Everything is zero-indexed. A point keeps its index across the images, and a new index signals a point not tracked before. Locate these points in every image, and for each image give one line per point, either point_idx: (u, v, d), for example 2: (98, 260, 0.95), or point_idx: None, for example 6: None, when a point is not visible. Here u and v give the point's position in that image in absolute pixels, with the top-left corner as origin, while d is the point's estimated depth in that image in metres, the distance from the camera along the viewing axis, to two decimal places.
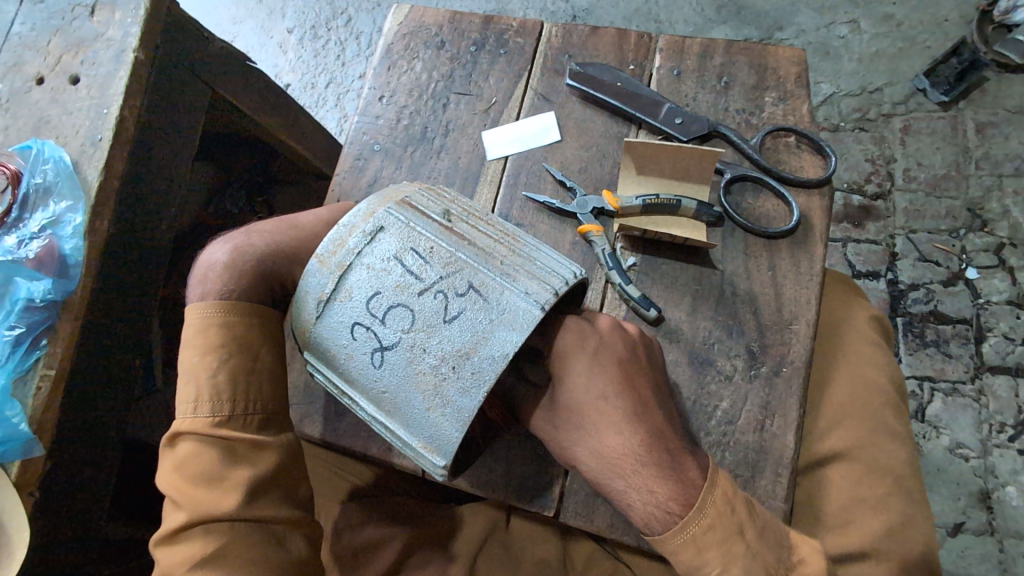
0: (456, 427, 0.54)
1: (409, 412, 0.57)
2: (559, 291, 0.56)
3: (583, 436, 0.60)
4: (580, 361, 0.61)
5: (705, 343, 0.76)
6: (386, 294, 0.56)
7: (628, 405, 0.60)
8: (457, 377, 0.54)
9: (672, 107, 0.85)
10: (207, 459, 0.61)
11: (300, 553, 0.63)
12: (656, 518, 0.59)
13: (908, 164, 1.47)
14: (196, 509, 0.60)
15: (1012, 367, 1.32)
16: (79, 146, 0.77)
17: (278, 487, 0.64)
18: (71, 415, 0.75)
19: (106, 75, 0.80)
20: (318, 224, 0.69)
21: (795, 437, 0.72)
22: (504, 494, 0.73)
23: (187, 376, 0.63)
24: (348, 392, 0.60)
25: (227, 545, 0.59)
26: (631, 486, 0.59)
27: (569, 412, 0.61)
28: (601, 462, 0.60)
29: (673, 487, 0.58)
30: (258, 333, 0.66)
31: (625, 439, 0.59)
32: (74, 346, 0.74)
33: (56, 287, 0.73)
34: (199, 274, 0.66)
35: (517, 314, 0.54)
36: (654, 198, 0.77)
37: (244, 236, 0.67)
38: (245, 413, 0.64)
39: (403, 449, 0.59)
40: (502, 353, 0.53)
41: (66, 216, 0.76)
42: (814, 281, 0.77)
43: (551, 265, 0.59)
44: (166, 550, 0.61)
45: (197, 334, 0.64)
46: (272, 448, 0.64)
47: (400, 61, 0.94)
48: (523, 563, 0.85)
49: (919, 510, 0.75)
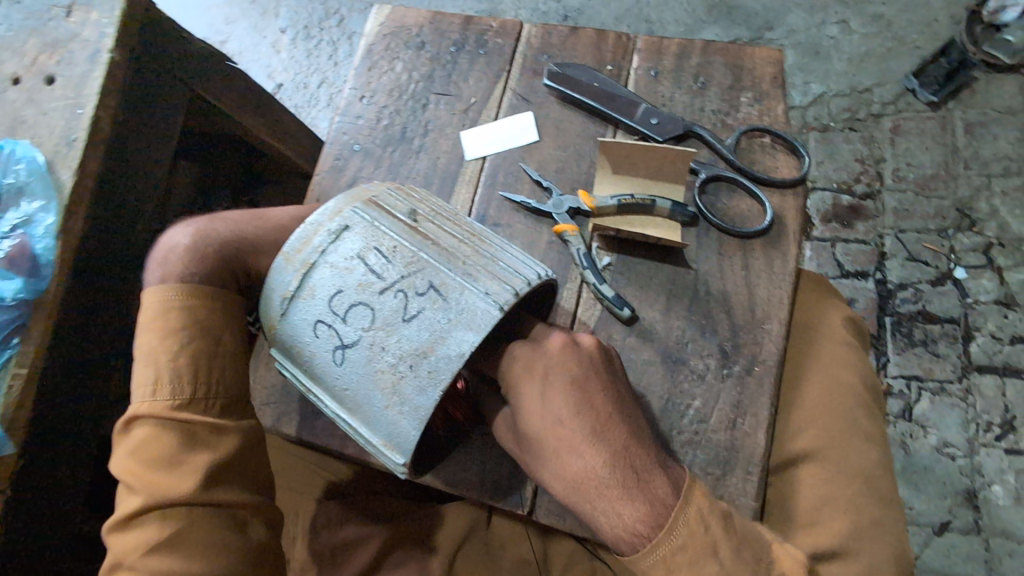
0: (413, 425, 0.55)
1: (369, 410, 0.57)
2: (519, 291, 0.56)
3: (546, 462, 0.59)
4: (529, 387, 0.61)
5: (678, 342, 0.76)
6: (348, 293, 0.57)
7: (585, 425, 0.58)
8: (414, 375, 0.54)
9: (648, 107, 0.86)
10: (168, 442, 0.61)
11: (260, 539, 0.63)
12: (625, 542, 0.57)
13: (897, 164, 1.47)
14: (155, 492, 0.60)
15: (1000, 367, 1.32)
16: (54, 146, 0.78)
17: (240, 471, 0.63)
18: (44, 414, 0.75)
19: (81, 76, 0.80)
20: (285, 219, 0.70)
21: (766, 436, 0.73)
22: (478, 492, 0.73)
23: (147, 358, 0.63)
24: (313, 389, 0.61)
25: (184, 530, 0.59)
26: (597, 509, 0.57)
27: (529, 440, 0.60)
28: (565, 486, 0.58)
29: (640, 508, 0.56)
30: (219, 316, 0.66)
31: (586, 461, 0.57)
32: (47, 346, 0.74)
33: (27, 286, 0.73)
34: (159, 257, 0.66)
35: (475, 314, 0.55)
36: (628, 198, 0.78)
37: (207, 222, 0.68)
38: (206, 397, 0.64)
39: (365, 446, 0.60)
40: (459, 352, 0.54)
41: (38, 215, 0.76)
42: (787, 281, 0.78)
43: (513, 265, 0.59)
44: (119, 536, 0.60)
45: (156, 318, 0.64)
46: (234, 431, 0.64)
47: (380, 62, 0.95)
48: (502, 562, 0.86)
49: (893, 509, 0.75)
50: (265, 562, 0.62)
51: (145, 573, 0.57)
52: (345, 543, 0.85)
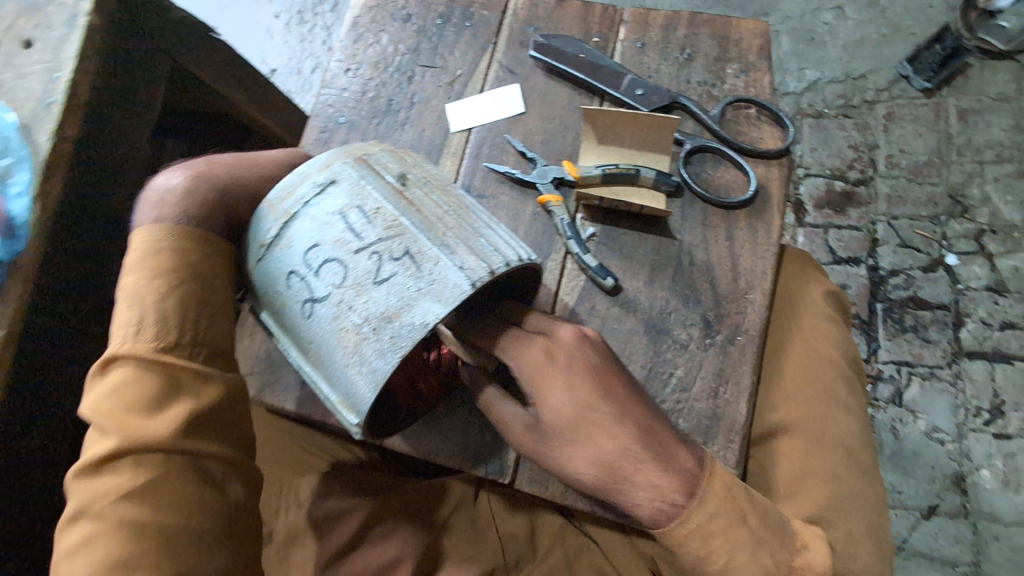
0: (370, 388, 0.55)
1: (331, 366, 0.57)
2: (494, 270, 0.55)
3: (578, 450, 0.59)
4: (552, 379, 0.60)
5: (661, 312, 0.76)
6: (324, 247, 0.57)
7: (612, 408, 0.60)
8: (376, 338, 0.54)
9: (633, 78, 0.85)
10: (148, 385, 0.60)
11: (237, 498, 0.62)
12: (662, 512, 0.58)
13: (891, 150, 1.47)
14: (130, 436, 0.58)
15: (989, 352, 1.33)
16: (31, 109, 0.77)
17: (221, 425, 0.63)
18: (15, 380, 0.75)
19: (59, 40, 0.79)
20: (277, 166, 0.72)
21: (748, 404, 0.73)
22: (460, 462, 0.73)
23: (132, 298, 0.63)
24: (284, 341, 0.62)
25: (160, 479, 0.58)
26: (635, 485, 0.58)
27: (559, 431, 0.60)
28: (601, 470, 0.58)
29: (674, 477, 0.58)
30: (211, 264, 0.66)
31: (619, 440, 0.58)
32: (23, 309, 0.73)
33: (3, 249, 0.73)
34: (155, 199, 0.67)
35: (446, 286, 0.54)
36: (613, 168, 0.78)
37: (204, 166, 0.69)
38: (192, 343, 0.64)
39: (325, 403, 0.60)
40: (423, 322, 0.53)
41: (12, 175, 0.75)
42: (770, 252, 0.78)
43: (495, 243, 0.58)
44: (86, 482, 0.58)
45: (146, 257, 0.64)
46: (218, 383, 0.64)
47: (366, 34, 0.94)
48: (488, 537, 0.86)
49: (873, 480, 0.75)
50: (240, 521, 0.62)
51: (114, 519, 0.56)
52: (329, 516, 0.85)
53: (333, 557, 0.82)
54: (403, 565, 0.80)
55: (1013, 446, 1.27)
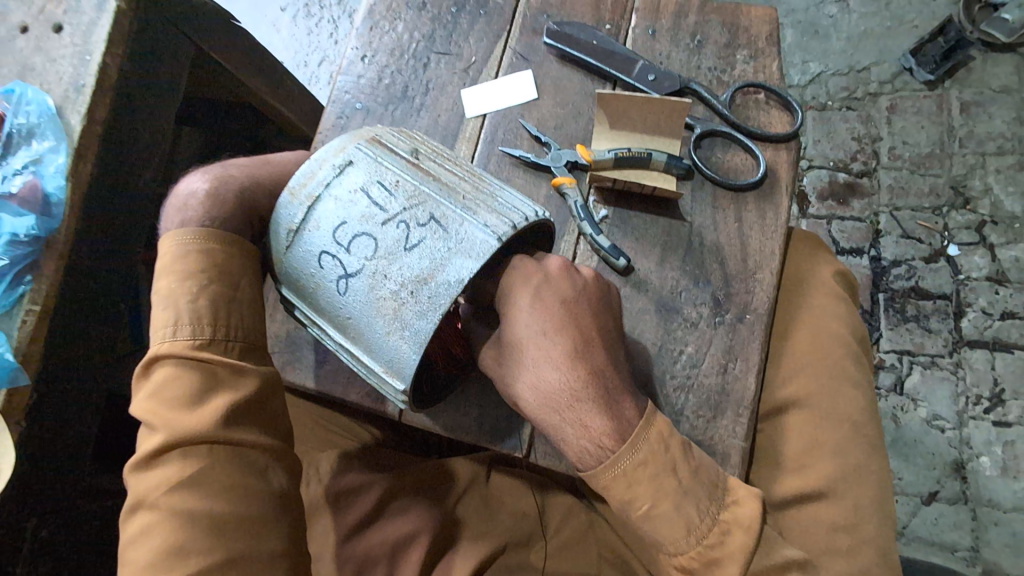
0: (414, 351, 0.57)
1: (371, 337, 0.59)
2: (516, 225, 0.58)
3: (522, 372, 0.63)
4: (520, 297, 0.63)
5: (672, 291, 0.79)
6: (351, 224, 0.59)
7: (566, 342, 0.63)
8: (415, 301, 0.57)
9: (645, 65, 0.88)
10: (187, 381, 0.63)
11: (282, 486, 0.64)
12: (588, 453, 0.62)
13: (894, 142, 1.49)
14: (174, 430, 0.61)
15: (990, 341, 1.35)
16: (63, 92, 0.81)
17: (258, 414, 0.65)
18: (47, 356, 0.78)
19: (89, 24, 0.83)
20: (290, 164, 0.75)
21: (757, 380, 0.75)
22: (477, 436, 0.75)
23: (166, 302, 0.65)
24: (319, 321, 0.64)
25: (206, 471, 0.60)
26: (565, 419, 0.62)
27: (511, 349, 0.64)
28: (540, 397, 0.62)
29: (607, 422, 0.62)
30: (239, 263, 0.68)
31: (563, 373, 0.62)
32: (57, 284, 0.78)
33: (40, 225, 0.77)
34: (178, 204, 0.69)
35: (474, 243, 0.57)
36: (625, 151, 0.80)
37: (222, 169, 0.72)
38: (226, 339, 0.66)
39: (368, 375, 0.62)
40: (458, 279, 0.56)
41: (47, 155, 0.79)
42: (778, 233, 0.80)
43: (512, 202, 0.61)
44: (141, 476, 0.62)
45: (177, 262, 0.66)
46: (252, 373, 0.65)
47: (382, 22, 0.95)
48: (500, 514, 0.88)
49: (878, 455, 0.77)
50: (289, 508, 0.63)
51: (169, 510, 0.59)
52: (347, 490, 0.85)
53: (350, 531, 0.83)
54: (419, 540, 0.83)
55: (1012, 434, 1.30)
